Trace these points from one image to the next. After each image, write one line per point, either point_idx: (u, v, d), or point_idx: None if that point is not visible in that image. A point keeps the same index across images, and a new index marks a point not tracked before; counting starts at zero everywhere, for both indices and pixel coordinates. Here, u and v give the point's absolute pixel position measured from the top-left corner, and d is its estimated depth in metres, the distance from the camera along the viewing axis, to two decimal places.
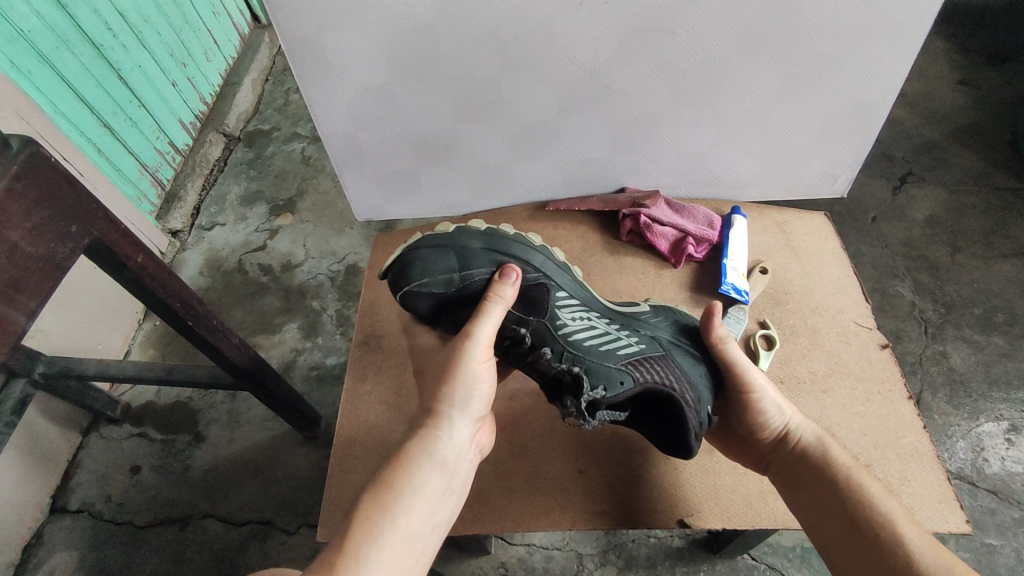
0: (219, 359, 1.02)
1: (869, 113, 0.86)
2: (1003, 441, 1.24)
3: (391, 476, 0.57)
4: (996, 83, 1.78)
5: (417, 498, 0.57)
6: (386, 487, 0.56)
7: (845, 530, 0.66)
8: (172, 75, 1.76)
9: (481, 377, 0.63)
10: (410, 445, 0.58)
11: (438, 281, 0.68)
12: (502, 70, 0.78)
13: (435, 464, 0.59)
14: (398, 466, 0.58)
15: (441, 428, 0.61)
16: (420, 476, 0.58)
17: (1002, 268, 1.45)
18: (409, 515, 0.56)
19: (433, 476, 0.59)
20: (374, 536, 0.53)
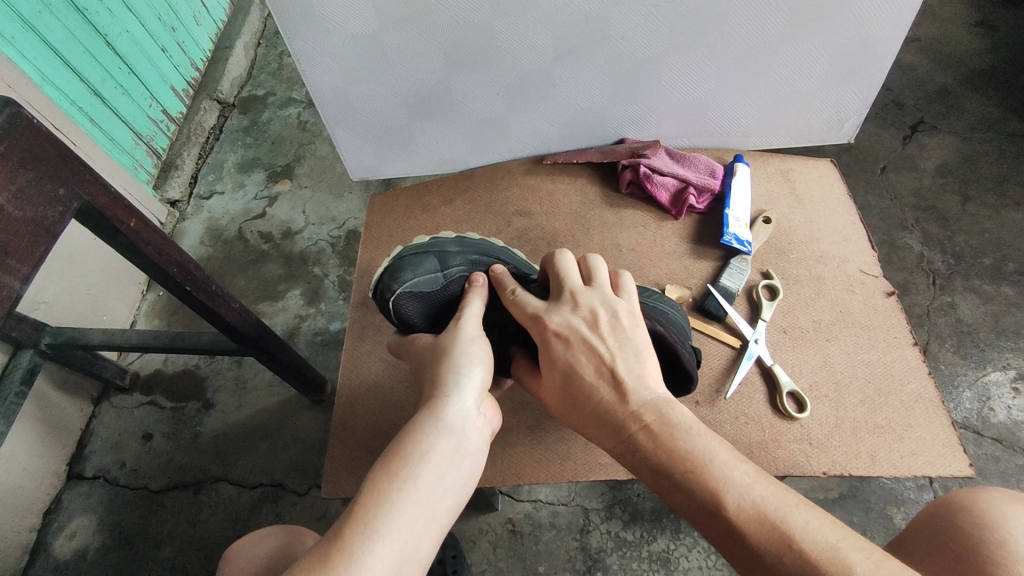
0: (222, 325, 1.02)
1: (878, 50, 0.82)
2: (1010, 390, 1.23)
3: (397, 445, 0.56)
4: (1013, 24, 1.71)
5: (426, 462, 0.54)
6: (392, 458, 0.54)
7: (728, 534, 0.51)
8: (161, 40, 1.71)
9: (477, 350, 0.63)
10: (414, 415, 0.57)
11: (424, 280, 0.72)
12: (494, 15, 0.75)
13: (443, 430, 0.57)
14: (403, 436, 0.56)
15: (446, 397, 0.59)
16: (428, 444, 0.55)
17: (1015, 216, 1.42)
18: (417, 481, 0.53)
19: (442, 442, 0.56)
20: (383, 505, 0.51)
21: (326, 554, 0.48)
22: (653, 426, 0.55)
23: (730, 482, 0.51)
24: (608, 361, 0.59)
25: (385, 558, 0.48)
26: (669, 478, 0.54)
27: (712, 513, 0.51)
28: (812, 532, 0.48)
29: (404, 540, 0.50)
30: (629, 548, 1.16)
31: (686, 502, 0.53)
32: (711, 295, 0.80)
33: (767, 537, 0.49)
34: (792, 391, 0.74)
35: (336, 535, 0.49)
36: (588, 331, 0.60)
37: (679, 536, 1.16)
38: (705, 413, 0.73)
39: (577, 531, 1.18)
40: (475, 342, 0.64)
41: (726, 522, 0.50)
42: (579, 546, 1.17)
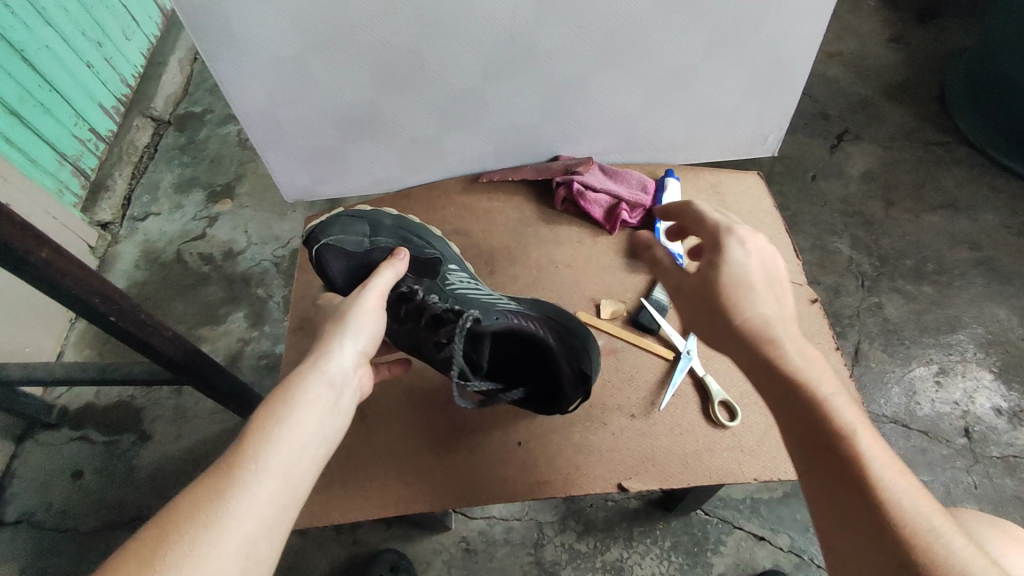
0: (153, 355, 0.98)
1: (792, 68, 0.86)
2: (934, 384, 1.30)
3: (274, 402, 0.54)
4: (925, 39, 1.82)
5: (302, 422, 0.53)
6: (268, 417, 0.53)
7: (828, 465, 0.51)
8: (87, 56, 1.65)
9: (365, 315, 0.63)
10: (294, 373, 0.55)
11: (349, 239, 0.76)
12: (420, 36, 0.75)
13: (322, 391, 0.56)
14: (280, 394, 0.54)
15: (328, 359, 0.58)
16: (305, 403, 0.54)
17: (932, 220, 1.51)
18: (292, 439, 0.52)
19: (320, 402, 0.55)
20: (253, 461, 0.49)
21: (187, 513, 0.45)
22: (793, 353, 0.55)
23: (850, 426, 0.51)
24: (775, 309, 0.58)
25: (252, 517, 0.47)
26: (784, 398, 0.54)
27: (818, 441, 0.52)
28: (913, 498, 0.48)
29: (273, 500, 0.49)
30: (583, 559, 1.17)
31: (796, 425, 0.53)
32: (644, 308, 0.82)
33: (894, 499, 0.48)
34: (723, 400, 0.76)
35: (198, 493, 0.46)
36: (760, 264, 0.60)
37: (632, 544, 1.17)
38: (640, 425, 0.74)
39: (531, 545, 1.18)
40: (368, 307, 0.64)
41: (834, 455, 0.51)
42: (534, 560, 1.17)
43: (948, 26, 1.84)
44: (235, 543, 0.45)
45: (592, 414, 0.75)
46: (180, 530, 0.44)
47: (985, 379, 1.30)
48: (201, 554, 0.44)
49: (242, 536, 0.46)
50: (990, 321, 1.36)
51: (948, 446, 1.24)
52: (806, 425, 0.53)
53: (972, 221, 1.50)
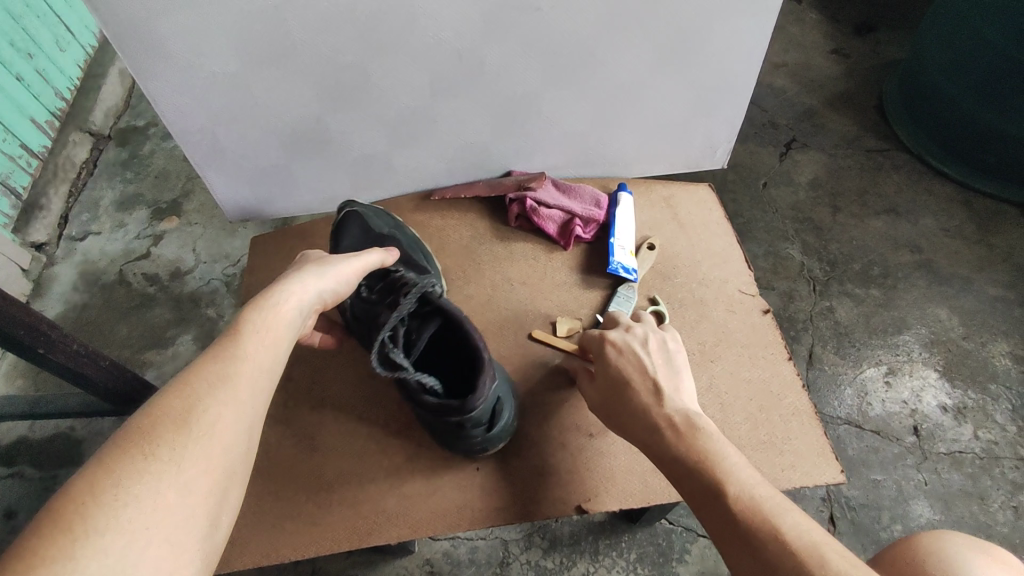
0: (89, 386, 0.93)
1: (738, 84, 0.87)
2: (883, 384, 1.34)
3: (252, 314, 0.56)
4: (865, 51, 1.90)
5: (279, 337, 0.57)
6: (249, 325, 0.55)
7: (725, 521, 0.54)
8: (16, 68, 1.56)
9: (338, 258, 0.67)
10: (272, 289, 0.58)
11: (373, 220, 0.83)
12: (365, 54, 0.74)
13: (297, 310, 0.59)
14: (257, 308, 0.57)
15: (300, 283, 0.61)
16: (281, 319, 0.57)
17: (876, 225, 1.56)
18: (268, 348, 0.55)
19: (293, 321, 0.59)
20: (234, 362, 0.52)
21: (180, 403, 0.47)
22: (679, 420, 0.62)
23: (733, 479, 0.56)
24: (652, 372, 0.67)
25: (236, 410, 0.50)
26: (675, 466, 0.59)
27: (709, 499, 0.55)
28: (802, 529, 0.51)
29: (253, 398, 0.52)
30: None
31: (689, 492, 0.58)
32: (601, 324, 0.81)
33: (761, 527, 0.51)
34: None
35: (188, 385, 0.48)
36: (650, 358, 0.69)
37: (598, 558, 1.16)
38: (599, 444, 0.73)
39: (497, 564, 1.16)
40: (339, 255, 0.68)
41: (725, 509, 0.54)
42: None
43: (886, 38, 1.92)
44: (226, 429, 0.48)
45: (551, 434, 0.74)
46: (172, 416, 0.47)
47: (930, 378, 1.34)
48: (196, 437, 0.46)
49: (232, 421, 0.49)
50: (932, 321, 1.42)
51: (899, 444, 1.28)
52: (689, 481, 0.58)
53: (913, 225, 1.56)
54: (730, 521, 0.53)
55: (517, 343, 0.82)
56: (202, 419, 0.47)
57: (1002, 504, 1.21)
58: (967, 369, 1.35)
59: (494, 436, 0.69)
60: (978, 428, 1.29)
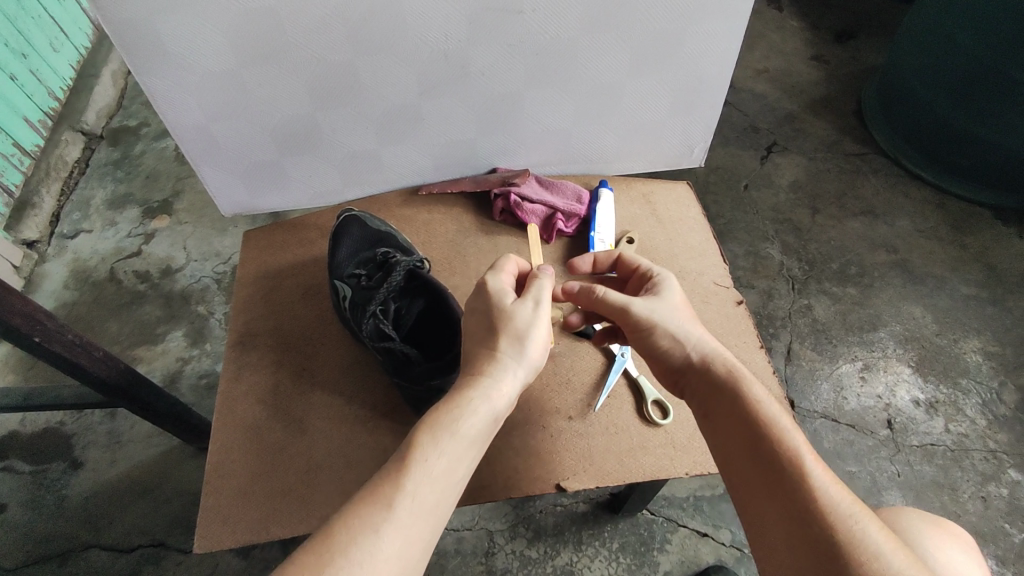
0: (82, 377, 0.96)
1: (713, 85, 0.91)
2: (858, 379, 1.38)
3: (438, 422, 0.56)
4: (844, 58, 1.95)
5: (465, 448, 0.56)
6: (429, 437, 0.55)
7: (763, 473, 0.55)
8: (11, 69, 1.58)
9: (539, 330, 0.64)
10: (462, 393, 0.57)
11: (372, 222, 0.89)
12: (355, 53, 0.77)
13: (488, 415, 0.58)
14: (448, 413, 0.56)
15: (493, 377, 0.60)
16: (468, 427, 0.56)
17: (853, 225, 1.61)
18: (450, 464, 0.54)
19: (481, 425, 0.57)
20: (409, 478, 0.52)
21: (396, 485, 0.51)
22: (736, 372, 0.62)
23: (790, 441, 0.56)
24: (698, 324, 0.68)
25: (412, 536, 0.49)
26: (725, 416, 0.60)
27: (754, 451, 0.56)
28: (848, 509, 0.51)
29: (430, 522, 0.51)
30: (534, 565, 1.18)
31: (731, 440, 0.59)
32: None
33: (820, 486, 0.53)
34: (656, 398, 0.78)
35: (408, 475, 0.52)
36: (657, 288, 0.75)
37: (581, 547, 1.19)
38: (576, 427, 0.76)
39: (482, 554, 1.19)
40: (534, 319, 0.64)
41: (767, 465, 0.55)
42: (485, 569, 1.18)
43: (864, 46, 1.98)
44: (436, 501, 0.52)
45: (532, 417, 0.77)
46: (348, 539, 0.47)
47: (905, 373, 1.39)
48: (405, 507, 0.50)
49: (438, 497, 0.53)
50: (906, 319, 1.46)
51: (873, 437, 1.32)
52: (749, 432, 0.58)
53: (889, 226, 1.61)
54: (769, 477, 0.54)
55: None
56: (373, 548, 0.47)
57: (972, 494, 1.25)
58: (940, 365, 1.40)
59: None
60: (950, 421, 1.33)
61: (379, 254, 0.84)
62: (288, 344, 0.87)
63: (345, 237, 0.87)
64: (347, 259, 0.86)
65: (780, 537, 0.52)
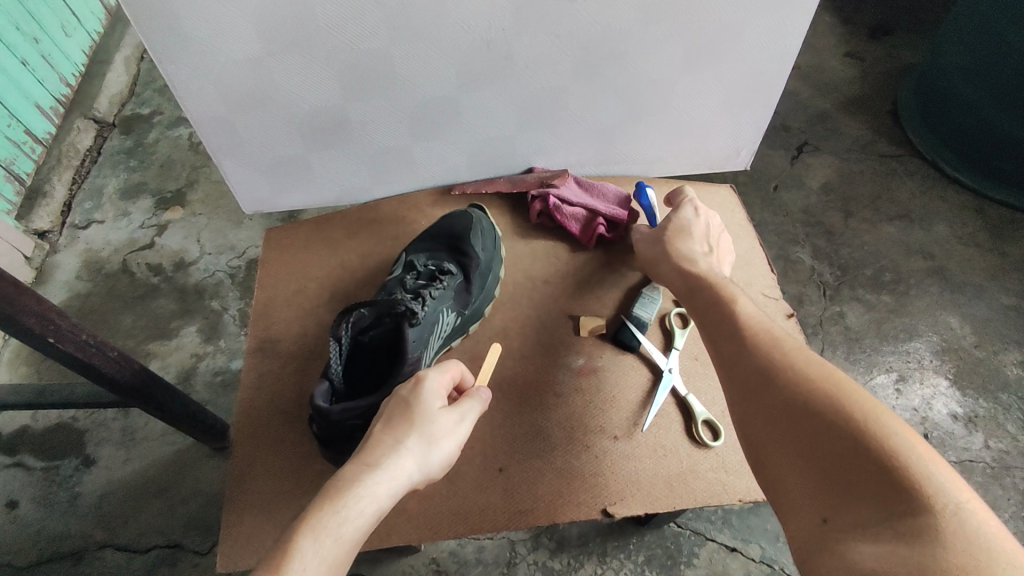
0: (97, 377, 0.92)
1: (766, 84, 0.86)
2: (893, 390, 1.33)
3: (321, 524, 0.48)
4: (878, 55, 1.89)
5: (348, 555, 0.48)
6: (309, 541, 0.46)
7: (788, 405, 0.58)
8: (22, 53, 1.54)
9: (448, 443, 0.56)
10: (355, 490, 0.49)
11: (481, 224, 0.83)
12: (391, 41, 0.72)
13: (373, 518, 0.50)
14: (334, 511, 0.48)
15: (387, 479, 0.52)
16: (348, 532, 0.48)
17: (888, 230, 1.56)
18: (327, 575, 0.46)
19: (366, 531, 0.49)
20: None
21: None
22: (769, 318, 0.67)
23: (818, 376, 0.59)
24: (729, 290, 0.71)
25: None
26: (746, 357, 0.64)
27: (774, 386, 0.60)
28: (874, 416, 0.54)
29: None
30: None
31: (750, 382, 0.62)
32: (626, 326, 0.80)
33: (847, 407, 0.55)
34: (707, 418, 0.74)
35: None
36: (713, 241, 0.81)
37: (606, 560, 1.15)
38: (622, 446, 0.72)
39: (503, 565, 1.15)
40: (453, 433, 0.57)
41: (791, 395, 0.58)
42: None
43: (899, 43, 1.91)
44: None
45: (574, 436, 0.73)
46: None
47: (942, 386, 1.34)
48: None
49: None
50: (944, 328, 1.41)
51: None
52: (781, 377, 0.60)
53: (925, 232, 1.55)
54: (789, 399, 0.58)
55: (540, 341, 0.80)
56: None
57: (1012, 512, 1.20)
58: (978, 377, 1.35)
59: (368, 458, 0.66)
60: (989, 437, 1.28)
61: (439, 267, 0.78)
62: (314, 351, 0.83)
63: (434, 233, 0.83)
64: (422, 253, 0.82)
65: (810, 453, 0.55)
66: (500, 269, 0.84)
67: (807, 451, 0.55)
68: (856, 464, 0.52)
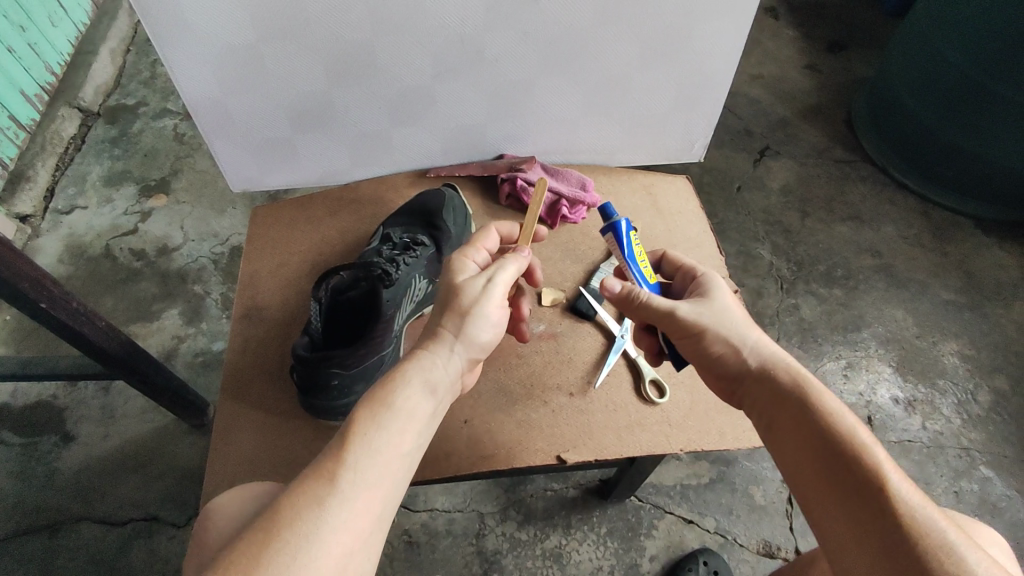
0: (84, 345, 0.96)
1: (715, 83, 0.95)
2: (841, 376, 1.42)
3: (374, 397, 0.54)
4: (836, 67, 2.01)
5: (408, 421, 0.54)
6: (366, 413, 0.52)
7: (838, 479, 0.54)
8: (9, 41, 1.57)
9: (485, 305, 0.62)
10: (400, 367, 0.56)
11: (454, 204, 0.90)
12: (374, 33, 0.79)
13: (422, 389, 0.56)
14: (388, 384, 0.55)
15: (434, 353, 0.59)
16: (405, 397, 0.55)
17: (841, 229, 1.66)
18: (390, 438, 0.52)
19: (420, 398, 0.56)
20: (350, 450, 0.50)
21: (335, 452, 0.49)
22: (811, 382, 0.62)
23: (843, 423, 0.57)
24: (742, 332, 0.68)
25: (358, 507, 0.47)
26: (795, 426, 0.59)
27: (826, 458, 0.56)
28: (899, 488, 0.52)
29: (387, 482, 0.50)
30: (523, 547, 1.20)
31: (799, 452, 0.58)
32: (582, 295, 0.88)
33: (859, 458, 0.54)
34: (654, 378, 0.81)
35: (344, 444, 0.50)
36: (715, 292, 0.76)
37: (570, 531, 1.22)
38: (578, 404, 0.79)
39: (473, 536, 1.21)
40: (486, 295, 0.63)
41: (842, 470, 0.54)
42: (476, 550, 1.20)
43: (856, 57, 2.04)
44: (384, 464, 0.51)
45: (535, 394, 0.80)
46: (288, 516, 0.45)
47: (885, 372, 1.43)
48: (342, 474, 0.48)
49: (380, 464, 0.50)
50: (889, 320, 1.51)
51: None
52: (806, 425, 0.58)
53: (874, 231, 1.66)
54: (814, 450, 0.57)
55: None
56: (317, 518, 0.45)
57: (945, 488, 1.29)
58: (919, 365, 1.45)
59: (343, 407, 0.74)
60: (927, 419, 1.37)
61: (414, 238, 0.85)
62: (295, 318, 0.89)
63: (408, 213, 0.90)
64: (398, 227, 0.89)
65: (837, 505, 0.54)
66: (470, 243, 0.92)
67: (832, 500, 0.54)
68: (877, 521, 0.51)
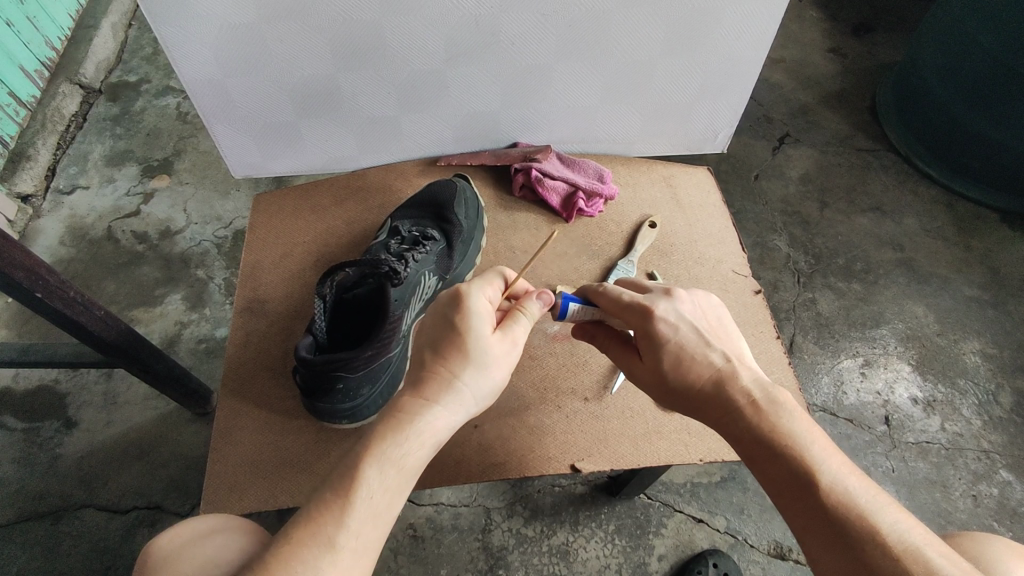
0: (84, 335, 0.94)
1: (743, 70, 0.89)
2: (859, 374, 1.38)
3: (383, 452, 0.50)
4: (861, 51, 1.93)
5: (408, 478, 0.51)
6: (374, 470, 0.49)
7: (807, 509, 0.51)
8: (7, 13, 1.53)
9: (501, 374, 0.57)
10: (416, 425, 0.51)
11: (470, 201, 0.87)
12: (383, 13, 0.74)
13: (433, 445, 0.52)
14: (396, 443, 0.51)
15: (447, 409, 0.54)
16: (411, 457, 0.51)
17: (862, 221, 1.61)
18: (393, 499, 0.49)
19: (424, 454, 0.52)
20: (353, 514, 0.47)
21: (335, 515, 0.46)
22: (763, 403, 0.57)
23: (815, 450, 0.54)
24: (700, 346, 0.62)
25: None
26: (751, 461, 0.57)
27: (799, 489, 0.52)
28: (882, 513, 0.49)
29: (379, 545, 0.48)
30: (529, 544, 1.18)
31: (771, 481, 0.55)
32: None
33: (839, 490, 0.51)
34: None
35: (348, 505, 0.47)
36: (693, 315, 0.64)
37: (578, 528, 1.19)
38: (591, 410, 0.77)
39: (478, 531, 1.19)
40: (505, 362, 0.58)
41: (818, 502, 0.51)
42: (481, 546, 1.18)
43: (882, 41, 1.96)
44: (382, 527, 0.48)
45: (548, 398, 0.78)
46: None
47: (904, 371, 1.39)
48: (342, 541, 0.46)
49: (377, 526, 0.48)
50: (909, 317, 1.46)
51: (870, 433, 1.32)
52: (782, 455, 0.54)
53: (896, 224, 1.60)
54: (796, 479, 0.53)
55: None
56: None
57: (963, 492, 1.26)
58: (939, 364, 1.40)
59: (346, 411, 0.71)
60: (945, 420, 1.34)
61: (424, 232, 0.82)
62: (300, 311, 0.86)
63: (416, 216, 0.86)
64: (408, 221, 0.86)
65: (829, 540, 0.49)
66: (481, 236, 0.89)
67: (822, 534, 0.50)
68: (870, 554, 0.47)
